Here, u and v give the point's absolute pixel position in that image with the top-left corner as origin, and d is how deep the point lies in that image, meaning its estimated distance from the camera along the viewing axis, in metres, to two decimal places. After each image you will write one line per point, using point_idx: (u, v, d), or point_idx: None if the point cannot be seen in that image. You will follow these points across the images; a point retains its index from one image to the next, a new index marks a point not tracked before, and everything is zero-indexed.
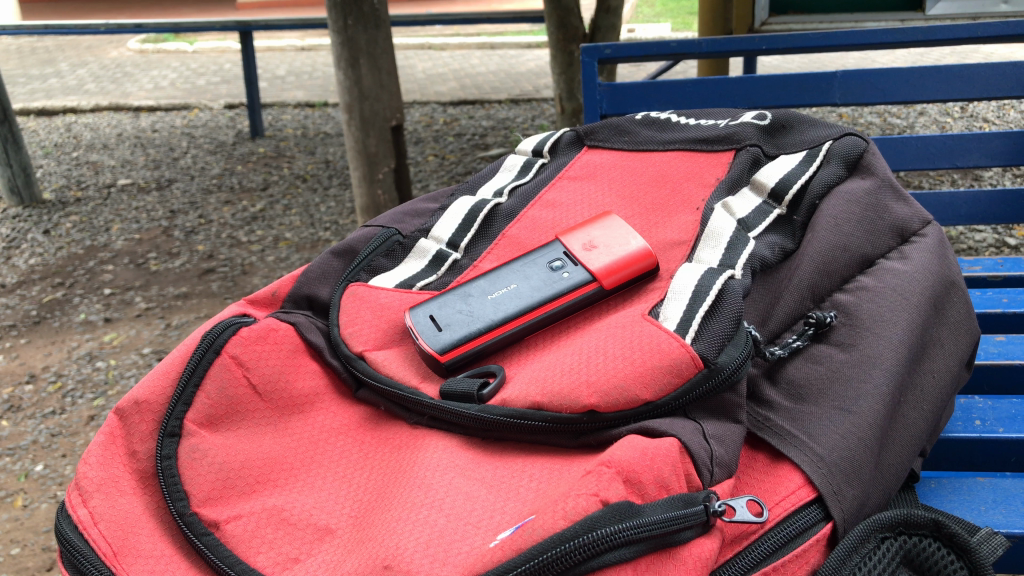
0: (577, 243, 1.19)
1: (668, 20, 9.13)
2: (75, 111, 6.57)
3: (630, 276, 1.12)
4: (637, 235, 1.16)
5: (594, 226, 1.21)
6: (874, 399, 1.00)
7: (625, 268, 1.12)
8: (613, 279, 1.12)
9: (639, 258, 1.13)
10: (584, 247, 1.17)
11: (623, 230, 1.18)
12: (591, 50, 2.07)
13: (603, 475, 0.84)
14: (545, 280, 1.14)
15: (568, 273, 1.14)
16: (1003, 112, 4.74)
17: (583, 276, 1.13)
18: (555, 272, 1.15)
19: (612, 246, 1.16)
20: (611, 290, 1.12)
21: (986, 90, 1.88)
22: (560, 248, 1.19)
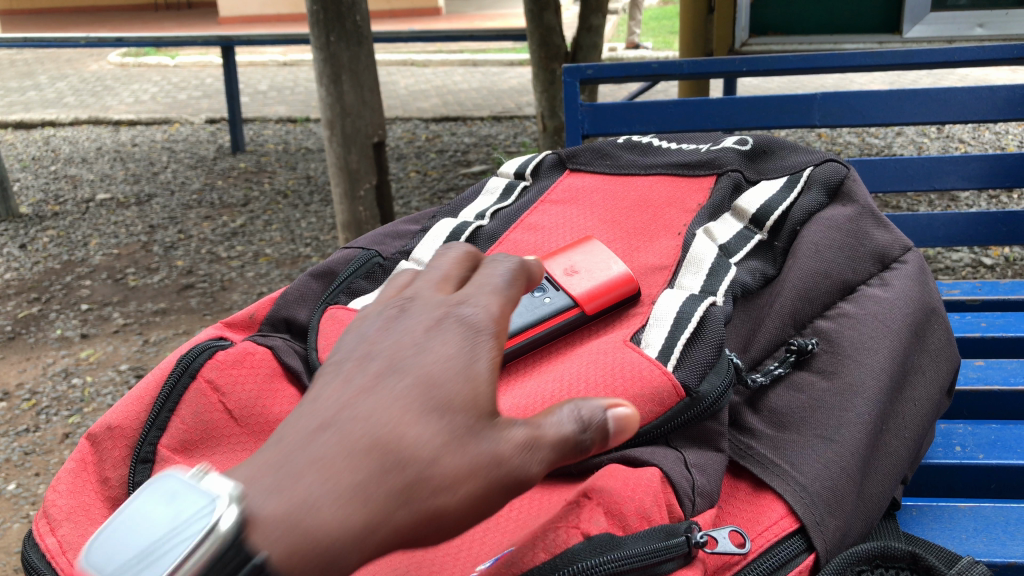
0: (558, 267, 1.16)
1: (648, 40, 9.22)
2: (54, 124, 6.52)
3: (612, 301, 1.11)
4: (618, 260, 1.15)
5: (574, 251, 1.20)
6: (855, 428, 1.00)
7: (607, 294, 1.11)
8: (594, 305, 1.11)
9: (620, 283, 1.13)
10: (565, 272, 1.15)
11: (604, 255, 1.17)
12: (573, 71, 2.06)
13: (584, 507, 0.83)
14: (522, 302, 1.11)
15: (549, 296, 1.11)
16: (978, 133, 4.81)
17: (565, 301, 1.10)
18: (536, 295, 1.12)
19: (594, 271, 1.14)
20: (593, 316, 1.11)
21: (964, 114, 1.90)
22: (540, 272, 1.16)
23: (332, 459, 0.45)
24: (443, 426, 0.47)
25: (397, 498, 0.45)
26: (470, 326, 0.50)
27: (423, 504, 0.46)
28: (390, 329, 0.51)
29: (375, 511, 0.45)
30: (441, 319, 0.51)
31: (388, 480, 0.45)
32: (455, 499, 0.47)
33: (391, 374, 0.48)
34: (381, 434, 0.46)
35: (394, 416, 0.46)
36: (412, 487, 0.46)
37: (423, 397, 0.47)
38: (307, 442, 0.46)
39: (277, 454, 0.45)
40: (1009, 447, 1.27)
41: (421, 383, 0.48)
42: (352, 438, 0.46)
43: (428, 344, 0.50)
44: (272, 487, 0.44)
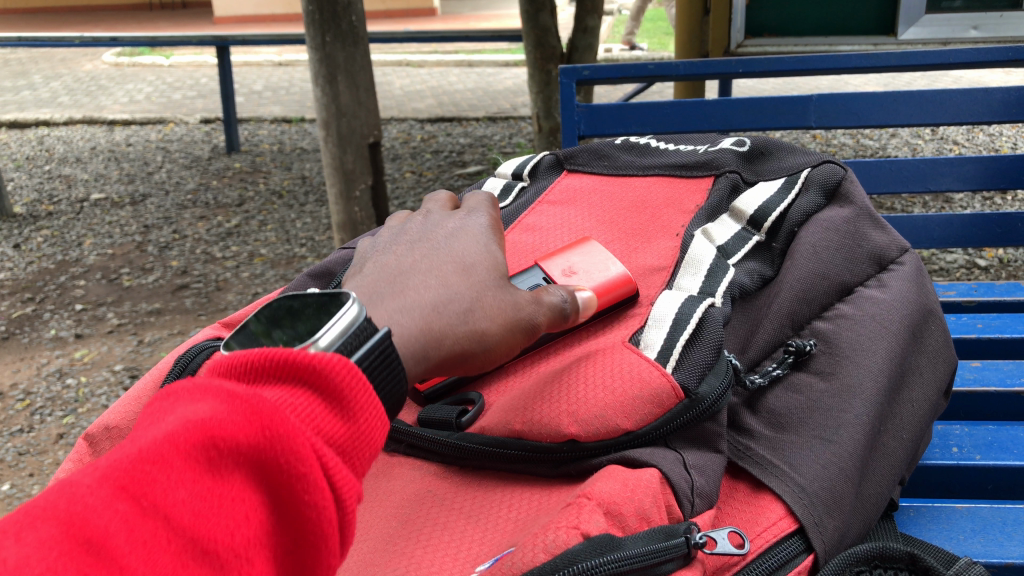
0: (556, 269, 1.16)
1: (643, 41, 9.23)
2: (47, 124, 6.49)
3: (611, 300, 1.10)
4: (617, 261, 1.15)
5: (573, 253, 1.20)
6: (854, 429, 1.00)
7: (606, 293, 1.10)
8: (594, 303, 1.09)
9: (619, 284, 1.12)
10: (564, 275, 1.15)
11: (603, 256, 1.17)
12: (570, 71, 2.07)
13: (584, 506, 0.83)
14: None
15: None
16: (972, 135, 4.83)
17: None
18: None
19: (592, 272, 1.14)
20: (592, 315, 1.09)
21: (960, 116, 1.90)
22: (539, 273, 1.16)
23: (413, 294, 0.74)
24: (473, 282, 0.77)
25: (455, 323, 0.74)
26: (480, 233, 0.83)
27: (469, 330, 0.75)
28: (421, 237, 0.83)
29: (441, 332, 0.73)
30: (469, 229, 0.83)
31: (447, 311, 0.74)
32: (488, 330, 0.76)
33: (436, 257, 0.79)
34: (442, 282, 0.76)
35: (445, 275, 0.77)
36: (465, 317, 0.75)
37: (461, 266, 0.78)
38: (388, 285, 0.75)
39: (372, 291, 0.74)
40: (1006, 448, 1.27)
41: (456, 260, 0.79)
42: (423, 283, 0.75)
43: (458, 247, 0.80)
44: (376, 307, 0.72)
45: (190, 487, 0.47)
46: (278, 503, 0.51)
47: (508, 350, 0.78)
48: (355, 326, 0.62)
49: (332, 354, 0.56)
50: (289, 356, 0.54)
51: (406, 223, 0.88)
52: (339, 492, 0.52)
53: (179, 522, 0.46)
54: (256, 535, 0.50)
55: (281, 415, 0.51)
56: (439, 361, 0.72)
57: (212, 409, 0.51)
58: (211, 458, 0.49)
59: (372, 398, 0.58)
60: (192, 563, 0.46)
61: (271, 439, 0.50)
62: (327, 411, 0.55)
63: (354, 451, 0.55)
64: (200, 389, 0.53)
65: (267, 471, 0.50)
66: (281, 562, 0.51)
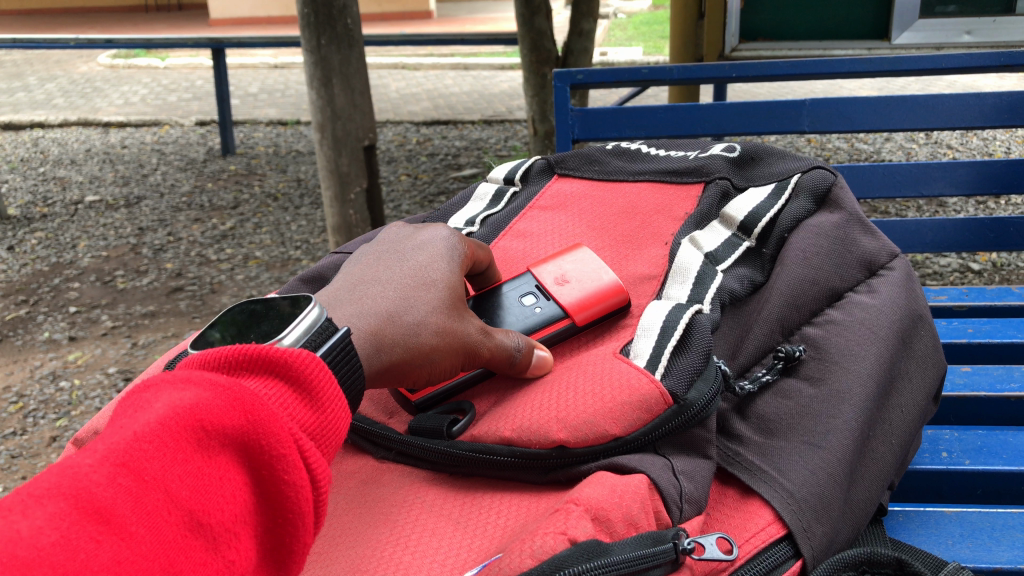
0: (548, 276, 1.17)
1: (639, 44, 9.25)
2: (42, 126, 6.48)
3: (601, 312, 1.11)
4: (609, 269, 1.15)
5: (564, 257, 1.20)
6: (843, 434, 1.00)
7: (597, 305, 1.11)
8: (585, 315, 1.11)
9: (610, 294, 1.12)
10: (556, 281, 1.15)
11: (595, 264, 1.17)
12: (563, 76, 2.07)
13: (571, 513, 0.83)
14: (510, 311, 1.11)
15: (540, 307, 1.12)
16: (966, 139, 4.84)
17: (555, 311, 1.11)
18: (527, 305, 1.12)
19: (584, 280, 1.15)
20: (582, 326, 1.11)
21: (952, 121, 1.91)
22: (531, 281, 1.17)
23: (374, 302, 0.87)
24: (430, 298, 0.89)
25: (407, 330, 0.87)
26: (441, 256, 0.96)
27: (420, 339, 0.87)
28: (390, 253, 0.95)
29: (397, 335, 0.86)
30: (431, 250, 0.96)
31: (404, 320, 0.87)
32: (436, 340, 0.89)
33: (399, 271, 0.92)
34: (402, 294, 0.89)
35: (405, 288, 0.89)
36: (417, 325, 0.87)
37: (419, 281, 0.91)
38: (357, 291, 0.88)
39: (343, 295, 0.87)
40: (994, 452, 1.27)
41: (416, 274, 0.92)
42: (384, 293, 0.88)
43: (420, 265, 0.93)
44: (341, 308, 0.85)
45: (185, 464, 0.54)
46: (258, 480, 0.59)
47: (452, 362, 0.92)
48: (318, 325, 0.72)
49: (301, 351, 0.66)
50: (263, 352, 0.63)
51: (381, 238, 1.01)
52: (311, 471, 0.62)
53: (178, 494, 0.53)
54: (240, 508, 0.57)
55: (259, 406, 0.59)
56: (387, 363, 0.85)
57: (197, 396, 0.58)
58: (201, 440, 0.56)
59: (337, 392, 0.68)
60: (189, 529, 0.53)
61: (253, 424, 0.58)
62: (298, 402, 0.64)
63: (320, 436, 0.65)
64: (182, 379, 0.59)
65: (249, 451, 0.58)
66: (259, 532, 0.59)
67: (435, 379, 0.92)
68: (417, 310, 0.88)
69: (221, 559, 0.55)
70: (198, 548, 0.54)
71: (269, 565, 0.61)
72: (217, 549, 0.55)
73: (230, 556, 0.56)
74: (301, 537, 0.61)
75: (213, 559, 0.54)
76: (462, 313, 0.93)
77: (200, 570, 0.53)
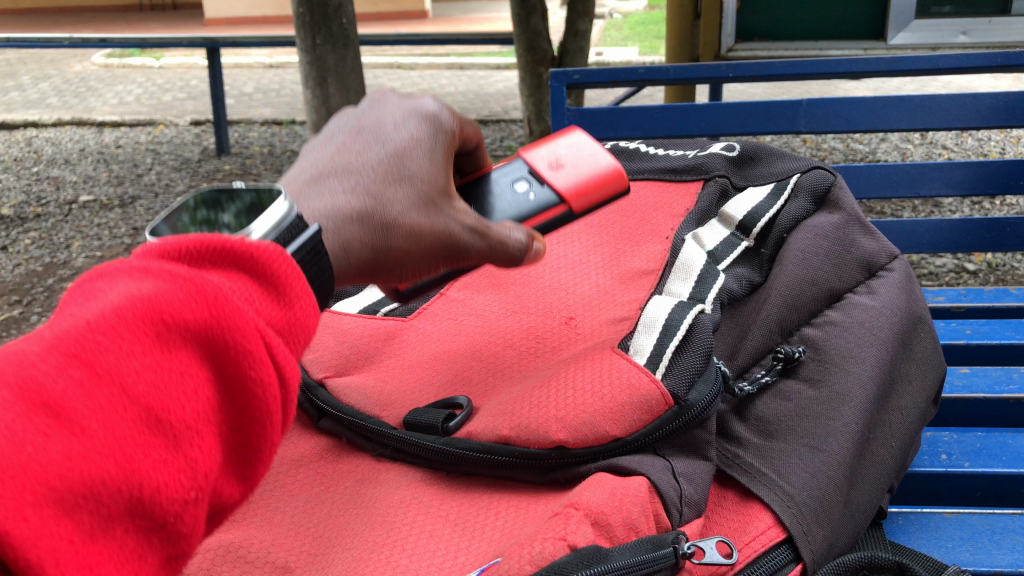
0: (540, 158, 1.02)
1: (634, 45, 9.26)
2: (36, 125, 6.45)
3: (599, 199, 1.00)
4: (606, 152, 1.03)
5: (555, 140, 1.05)
6: (843, 437, 1.00)
7: (593, 190, 1.00)
8: (582, 202, 0.99)
9: (608, 178, 1.01)
10: (548, 163, 1.02)
11: (590, 146, 1.04)
12: (559, 75, 2.07)
13: (571, 517, 0.82)
14: (497, 194, 0.97)
15: (534, 192, 0.98)
16: (961, 139, 4.85)
17: (550, 196, 0.98)
18: (518, 188, 0.98)
19: (580, 164, 1.02)
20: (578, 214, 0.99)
21: (950, 122, 1.90)
22: (520, 163, 1.02)
23: (338, 204, 0.73)
24: (404, 194, 0.75)
25: (375, 232, 0.74)
26: (423, 136, 0.79)
27: (390, 241, 0.74)
28: (364, 134, 0.79)
29: (364, 240, 0.73)
30: (412, 129, 0.79)
31: (372, 219, 0.74)
32: (411, 243, 0.75)
33: (370, 160, 0.76)
34: (370, 189, 0.75)
35: (374, 181, 0.75)
36: (387, 227, 0.74)
37: (394, 173, 0.76)
38: (321, 185, 0.74)
39: (304, 190, 0.74)
40: (994, 455, 1.27)
41: (389, 163, 0.76)
42: (350, 188, 0.74)
43: (395, 150, 0.77)
44: (302, 209, 0.72)
45: (142, 358, 0.47)
46: (224, 378, 0.51)
47: (431, 263, 0.78)
48: (288, 222, 0.64)
49: (268, 244, 0.57)
50: (224, 244, 0.54)
51: (363, 106, 0.84)
52: (281, 371, 0.54)
53: (133, 389, 0.47)
54: (204, 406, 0.50)
55: (226, 298, 0.51)
56: (352, 270, 0.73)
57: (156, 285, 0.50)
58: (161, 333, 0.49)
59: (308, 290, 0.59)
60: (147, 428, 0.47)
61: (217, 317, 0.50)
62: (262, 296, 0.55)
63: (290, 335, 0.56)
64: (137, 268, 0.51)
65: (215, 348, 0.51)
66: (225, 434, 0.52)
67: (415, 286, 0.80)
68: (389, 210, 0.74)
69: (184, 459, 0.48)
70: (158, 447, 0.47)
71: (235, 469, 0.53)
72: (179, 449, 0.48)
73: (195, 457, 0.49)
74: (271, 441, 0.54)
75: (175, 460, 0.48)
76: (442, 211, 0.77)
77: (161, 469, 0.47)
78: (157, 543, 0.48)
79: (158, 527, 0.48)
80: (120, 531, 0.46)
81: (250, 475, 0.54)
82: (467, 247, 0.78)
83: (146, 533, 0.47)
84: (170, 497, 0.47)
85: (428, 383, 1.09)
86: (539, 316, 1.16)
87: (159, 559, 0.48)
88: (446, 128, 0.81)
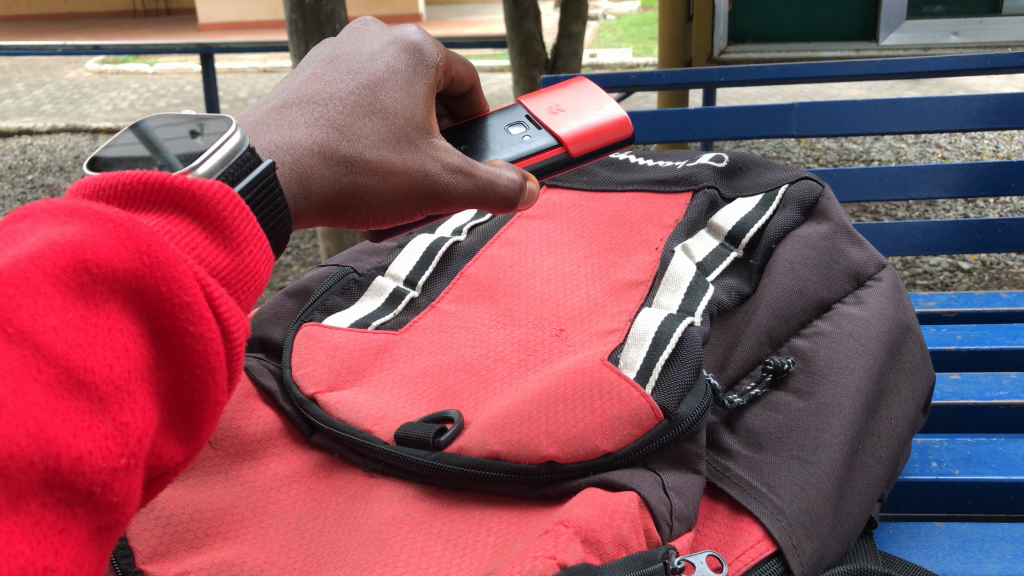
0: (542, 106, 1.04)
1: (628, 45, 9.28)
2: (31, 132, 6.43)
3: (598, 145, 1.01)
4: (611, 100, 1.04)
5: (561, 93, 1.08)
6: (832, 449, 1.00)
7: (594, 136, 1.01)
8: (580, 147, 1.00)
9: (611, 126, 1.01)
10: (550, 110, 1.04)
11: (596, 97, 1.06)
12: (552, 81, 2.07)
13: (561, 535, 0.83)
14: (495, 139, 0.97)
15: (531, 136, 1.00)
16: (955, 138, 4.86)
17: (547, 140, 0.99)
18: (515, 132, 1.00)
19: (583, 113, 1.03)
20: (576, 159, 1.00)
21: (941, 123, 1.89)
22: (521, 111, 1.04)
23: (305, 130, 0.79)
24: (373, 131, 0.82)
25: (341, 167, 0.80)
26: (400, 75, 0.86)
27: (356, 179, 0.81)
28: (339, 65, 0.85)
29: (328, 171, 0.79)
30: (388, 68, 0.86)
31: (338, 154, 0.80)
32: (376, 181, 0.82)
33: (343, 92, 0.83)
34: (340, 122, 0.81)
35: (343, 114, 0.82)
36: (355, 160, 0.81)
37: (364, 108, 0.83)
38: (288, 111, 0.80)
39: (270, 115, 0.79)
40: (984, 462, 1.27)
41: (363, 98, 0.83)
42: (318, 119, 0.80)
43: (370, 86, 0.84)
44: (263, 132, 0.77)
45: (61, 314, 0.45)
46: (158, 333, 0.50)
47: (399, 202, 0.85)
48: (236, 156, 0.66)
49: (212, 183, 0.59)
50: (167, 182, 0.56)
51: (341, 39, 0.90)
52: (223, 322, 0.54)
53: (50, 347, 0.44)
54: (134, 363, 0.48)
55: (157, 244, 0.50)
56: (316, 204, 0.79)
57: (82, 231, 0.48)
58: (84, 285, 0.47)
59: (254, 231, 0.61)
60: (67, 390, 0.44)
61: (149, 267, 0.49)
62: (206, 241, 0.57)
63: (234, 280, 0.58)
64: (64, 211, 0.50)
65: (146, 299, 0.49)
66: (163, 391, 0.51)
67: (378, 220, 0.86)
68: (358, 148, 0.81)
69: (112, 423, 0.46)
70: (80, 410, 0.45)
71: (177, 429, 0.53)
72: (105, 411, 0.46)
73: (124, 420, 0.47)
74: (212, 396, 0.53)
75: (100, 424, 0.46)
76: (416, 150, 0.85)
77: (82, 435, 0.45)
78: (82, 514, 0.46)
79: (83, 498, 0.45)
80: (35, 506, 0.43)
81: (193, 437, 0.54)
82: (441, 187, 0.86)
83: (68, 505, 0.45)
84: (95, 466, 0.45)
85: (420, 397, 1.09)
86: (530, 328, 1.16)
87: (85, 529, 0.46)
88: (424, 68, 0.88)
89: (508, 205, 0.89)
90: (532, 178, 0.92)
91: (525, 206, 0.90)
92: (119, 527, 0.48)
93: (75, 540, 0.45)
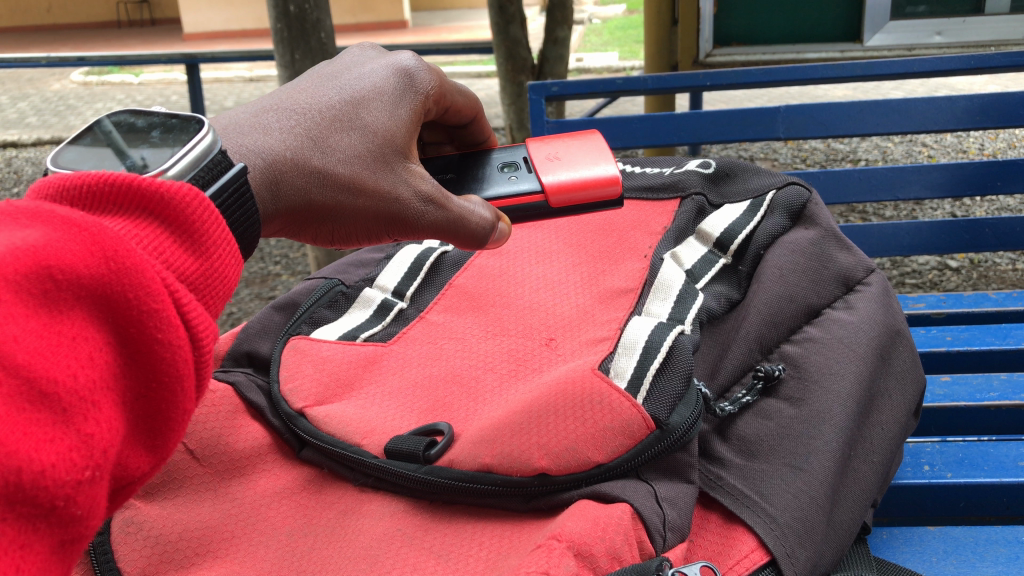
0: (543, 150, 1.00)
1: (614, 50, 9.31)
2: (15, 146, 6.39)
3: (580, 201, 0.95)
4: (610, 159, 0.97)
5: (574, 139, 1.02)
6: (824, 456, 1.00)
7: (577, 189, 0.94)
8: (562, 198, 0.94)
9: (597, 180, 0.94)
10: (548, 156, 0.98)
11: (599, 150, 0.98)
12: (538, 88, 2.06)
13: (553, 549, 0.82)
14: (488, 181, 0.96)
15: (515, 178, 0.97)
16: (942, 137, 4.88)
17: (530, 185, 0.95)
18: (502, 173, 0.98)
19: (578, 163, 0.97)
20: (557, 211, 0.95)
21: (926, 125, 1.89)
22: (523, 152, 1.01)
23: (279, 136, 0.78)
24: (347, 146, 0.82)
25: (313, 177, 0.80)
26: (386, 97, 0.86)
27: (326, 192, 0.80)
28: (328, 81, 0.86)
29: (299, 179, 0.79)
30: (375, 88, 0.86)
31: (310, 164, 0.79)
32: (346, 196, 0.82)
33: (326, 105, 0.83)
34: (317, 133, 0.81)
35: (322, 126, 0.81)
36: (325, 173, 0.80)
37: (343, 122, 0.82)
38: (264, 113, 0.79)
39: (246, 116, 0.79)
40: (976, 465, 1.27)
41: (345, 114, 0.83)
42: (295, 128, 0.80)
43: (355, 104, 0.84)
44: (235, 135, 0.77)
45: (23, 324, 0.44)
46: (125, 341, 0.50)
47: (367, 222, 0.85)
48: (206, 159, 0.64)
49: (181, 187, 0.58)
50: (134, 184, 0.55)
51: (339, 57, 0.91)
52: (192, 328, 0.53)
53: (12, 357, 0.43)
54: (99, 372, 0.47)
55: (123, 249, 0.50)
56: (282, 211, 0.79)
57: (45, 236, 0.47)
58: (48, 292, 0.46)
59: (224, 238, 0.61)
60: (29, 402, 0.44)
61: (115, 273, 0.49)
62: (174, 246, 0.56)
63: (203, 286, 0.58)
64: (26, 214, 0.49)
65: (113, 306, 0.49)
66: (129, 400, 0.51)
67: (344, 240, 0.86)
68: (330, 161, 0.80)
69: (77, 435, 0.45)
70: (43, 422, 0.44)
71: (143, 439, 0.52)
72: (69, 422, 0.45)
73: (89, 431, 0.46)
74: (181, 404, 0.53)
75: (64, 436, 0.45)
76: (392, 173, 0.84)
77: (45, 448, 0.44)
78: (45, 529, 0.45)
79: (45, 513, 0.44)
80: None
81: (160, 445, 0.53)
82: (410, 214, 0.85)
83: (30, 520, 0.44)
84: (58, 479, 0.44)
85: (410, 410, 1.09)
86: (519, 338, 1.16)
87: (48, 543, 0.45)
88: (414, 93, 0.88)
89: (475, 241, 0.88)
90: (504, 218, 0.92)
91: (495, 244, 0.90)
92: (83, 540, 0.48)
93: (37, 557, 0.44)
